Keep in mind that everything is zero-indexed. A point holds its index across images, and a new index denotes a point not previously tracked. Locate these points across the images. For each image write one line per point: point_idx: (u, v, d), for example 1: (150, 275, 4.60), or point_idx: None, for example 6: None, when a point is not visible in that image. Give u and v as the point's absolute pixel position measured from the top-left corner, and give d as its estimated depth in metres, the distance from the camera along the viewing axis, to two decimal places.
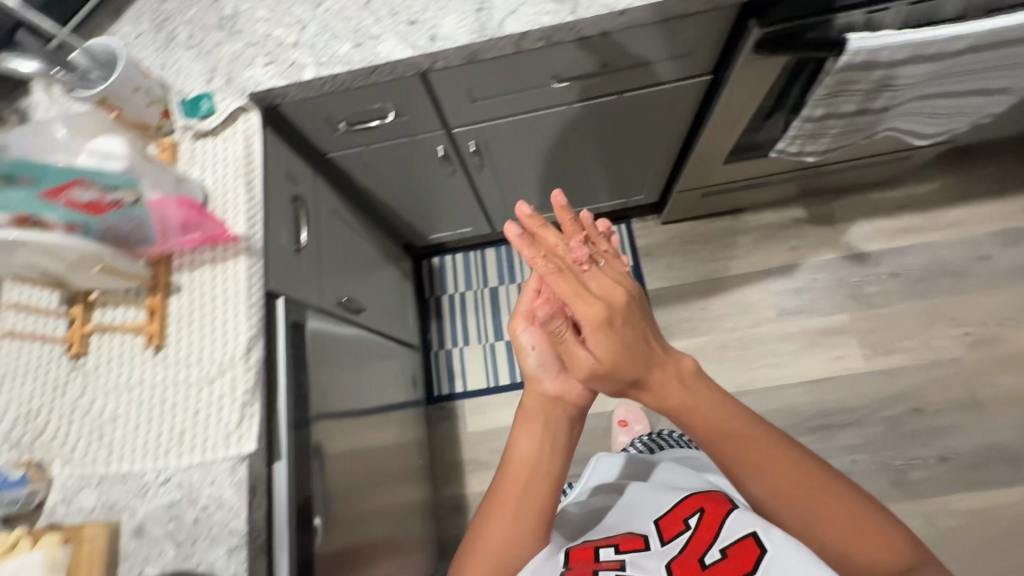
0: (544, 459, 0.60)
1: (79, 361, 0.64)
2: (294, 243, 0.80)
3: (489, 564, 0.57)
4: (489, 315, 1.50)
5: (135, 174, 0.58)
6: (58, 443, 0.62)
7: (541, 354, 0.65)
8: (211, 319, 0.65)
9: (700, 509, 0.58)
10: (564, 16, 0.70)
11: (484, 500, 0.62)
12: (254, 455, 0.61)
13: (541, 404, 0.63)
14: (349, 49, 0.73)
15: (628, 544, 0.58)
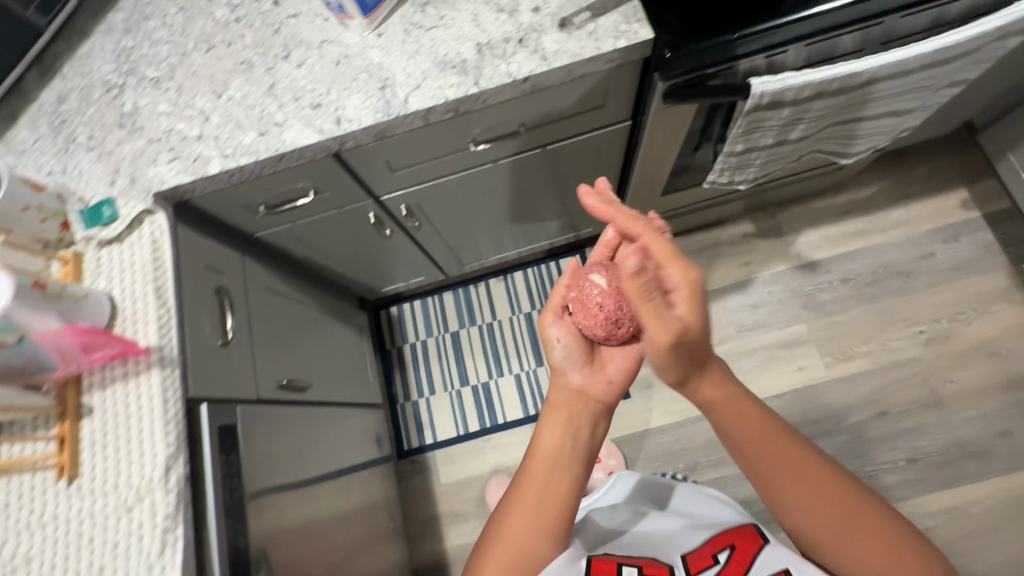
0: (565, 456, 0.61)
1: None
2: (220, 336, 0.78)
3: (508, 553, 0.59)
4: (452, 361, 1.48)
5: (16, 308, 0.54)
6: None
7: (567, 347, 0.68)
8: (129, 440, 0.62)
9: (731, 545, 0.62)
10: (467, 88, 0.69)
11: (508, 492, 0.63)
12: None
13: (565, 395, 0.65)
14: (254, 138, 0.72)
15: (653, 568, 0.61)
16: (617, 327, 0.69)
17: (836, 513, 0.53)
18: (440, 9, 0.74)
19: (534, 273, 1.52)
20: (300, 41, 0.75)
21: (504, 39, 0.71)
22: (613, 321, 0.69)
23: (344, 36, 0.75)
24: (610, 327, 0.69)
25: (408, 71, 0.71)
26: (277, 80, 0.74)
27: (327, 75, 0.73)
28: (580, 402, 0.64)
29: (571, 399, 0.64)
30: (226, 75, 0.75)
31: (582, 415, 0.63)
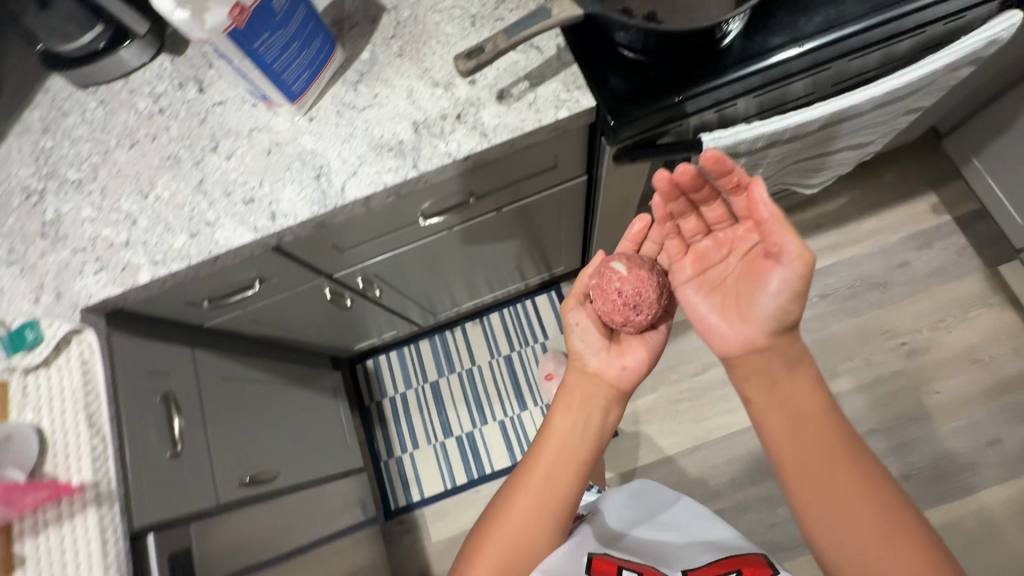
0: (576, 436, 0.67)
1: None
2: (169, 446, 0.73)
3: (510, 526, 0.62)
4: (434, 411, 1.44)
5: None
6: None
7: (584, 332, 0.75)
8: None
9: (736, 570, 0.60)
10: (406, 172, 0.66)
11: (520, 467, 0.67)
12: None
13: (580, 379, 0.72)
14: (185, 241, 0.67)
15: None
16: (634, 314, 0.71)
17: (869, 534, 0.48)
18: (372, 86, 0.70)
19: (511, 313, 1.49)
20: (228, 130, 0.71)
21: (441, 116, 0.67)
22: (630, 307, 0.71)
23: (274, 122, 0.71)
24: (628, 313, 0.71)
25: (342, 158, 0.68)
26: (206, 174, 0.70)
27: (259, 165, 0.69)
28: (591, 387, 0.70)
29: (583, 383, 0.71)
30: (152, 173, 0.71)
31: (592, 400, 0.69)
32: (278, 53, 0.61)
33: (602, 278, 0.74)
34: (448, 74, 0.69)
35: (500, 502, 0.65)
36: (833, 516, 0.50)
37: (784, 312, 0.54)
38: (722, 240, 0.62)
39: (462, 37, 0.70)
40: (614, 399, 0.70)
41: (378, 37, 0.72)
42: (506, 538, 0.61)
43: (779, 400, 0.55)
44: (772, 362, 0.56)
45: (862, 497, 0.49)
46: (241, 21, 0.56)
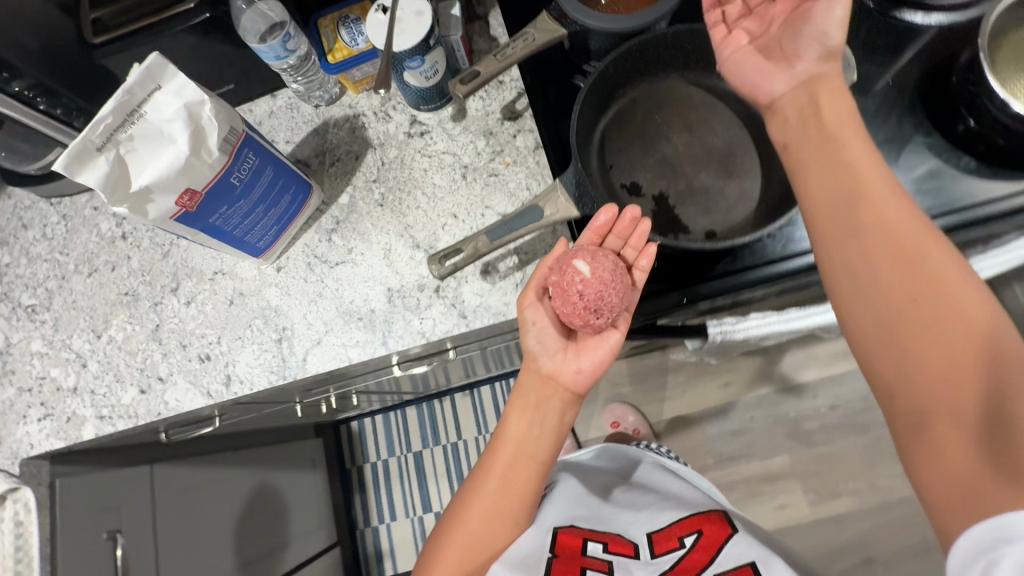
0: (532, 440, 0.59)
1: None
2: None
3: (464, 542, 0.57)
4: (416, 482, 1.40)
5: None
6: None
7: (541, 334, 0.58)
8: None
9: (697, 529, 0.59)
10: (374, 349, 0.60)
11: (472, 473, 0.61)
12: None
13: (535, 380, 0.60)
14: (134, 396, 0.63)
15: (617, 545, 0.59)
16: (596, 318, 0.57)
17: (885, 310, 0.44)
18: (347, 238, 0.63)
19: (502, 385, 1.43)
20: (190, 270, 0.66)
21: (418, 285, 0.61)
22: (594, 313, 0.56)
23: (239, 267, 0.65)
24: (589, 317, 0.57)
25: (307, 321, 0.62)
26: (163, 320, 0.64)
27: (219, 317, 0.63)
28: (547, 390, 0.60)
29: (536, 388, 0.60)
30: (108, 309, 0.66)
31: (548, 404, 0.60)
32: (239, 220, 0.55)
33: (560, 274, 0.56)
34: (431, 236, 0.62)
35: (455, 508, 0.60)
36: (860, 293, 0.46)
37: (825, 46, 0.49)
38: (763, 18, 0.55)
39: (450, 189, 0.63)
40: (571, 401, 0.60)
41: (360, 177, 0.65)
42: (464, 537, 0.57)
43: (829, 157, 0.49)
44: (811, 106, 0.50)
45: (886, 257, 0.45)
46: (192, 204, 0.49)
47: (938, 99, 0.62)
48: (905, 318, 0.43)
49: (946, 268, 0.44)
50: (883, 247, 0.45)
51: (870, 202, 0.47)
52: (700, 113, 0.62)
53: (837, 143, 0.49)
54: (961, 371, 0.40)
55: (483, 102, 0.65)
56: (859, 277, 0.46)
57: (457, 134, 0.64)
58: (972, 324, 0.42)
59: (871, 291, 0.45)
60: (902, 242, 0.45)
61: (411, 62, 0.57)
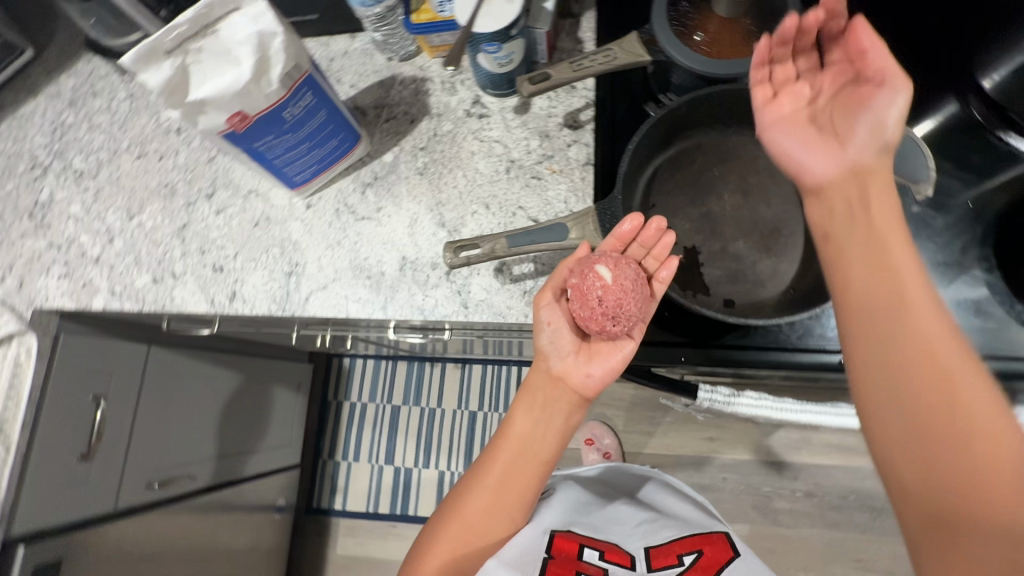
0: (537, 440, 0.62)
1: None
2: (83, 449, 0.74)
3: (470, 529, 0.60)
4: (387, 434, 1.45)
5: None
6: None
7: (554, 334, 0.59)
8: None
9: (699, 550, 0.60)
10: (373, 310, 0.61)
11: (477, 464, 0.65)
12: None
13: (543, 381, 0.62)
14: (146, 283, 0.66)
15: (614, 555, 0.61)
16: (611, 325, 0.56)
17: (908, 405, 0.44)
18: (380, 196, 0.64)
19: (494, 369, 1.45)
20: (229, 182, 0.68)
21: (432, 263, 0.61)
22: (609, 320, 0.56)
23: (273, 193, 0.67)
24: (605, 324, 0.56)
25: (319, 264, 0.63)
26: (191, 221, 0.67)
27: (241, 235, 0.66)
28: (555, 390, 0.61)
29: (546, 388, 0.62)
30: (146, 195, 0.69)
31: (555, 407, 0.62)
32: (282, 151, 0.56)
33: (581, 277, 0.56)
34: (459, 218, 0.62)
35: (455, 498, 0.63)
36: (885, 386, 0.45)
37: (881, 137, 0.47)
38: (814, 90, 0.53)
39: (490, 178, 0.63)
40: (578, 404, 0.62)
41: (409, 141, 0.66)
42: (462, 528, 0.60)
43: (870, 244, 0.47)
44: (858, 193, 0.48)
45: (917, 354, 0.44)
46: (240, 126, 0.50)
47: (1016, 236, 0.58)
48: (931, 420, 0.43)
49: (973, 372, 0.43)
50: (916, 345, 0.44)
51: (909, 295, 0.45)
52: (759, 180, 0.61)
53: (880, 231, 0.47)
54: (978, 476, 0.40)
55: (548, 102, 0.64)
56: (886, 371, 0.45)
57: (514, 126, 0.64)
58: (996, 433, 0.41)
59: (897, 386, 0.44)
60: (935, 342, 0.43)
61: (486, 46, 0.56)
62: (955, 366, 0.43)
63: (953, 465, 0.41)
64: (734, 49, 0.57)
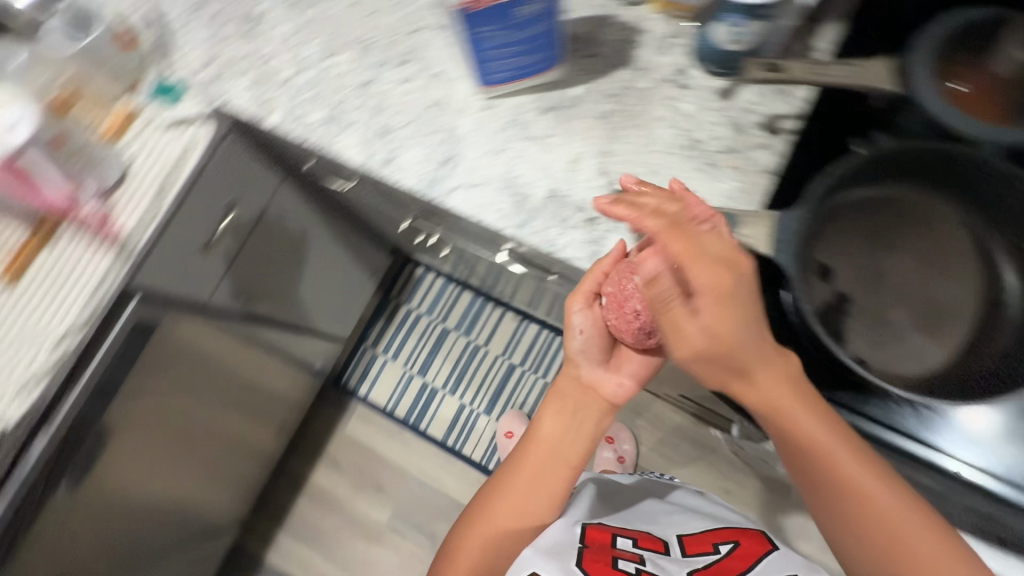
0: (566, 445, 0.68)
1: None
2: (204, 241, 0.82)
3: (506, 523, 0.68)
4: (429, 349, 1.52)
5: (28, 164, 0.63)
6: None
7: (586, 341, 0.65)
8: (96, 293, 0.70)
9: (733, 543, 0.73)
10: (507, 226, 0.62)
11: (505, 467, 0.71)
12: (14, 423, 0.67)
13: (572, 387, 0.69)
14: (317, 120, 0.70)
15: (647, 542, 0.72)
16: (646, 337, 0.59)
17: (855, 534, 0.51)
18: (554, 125, 0.65)
19: (549, 335, 1.47)
20: (421, 59, 0.70)
21: (578, 205, 0.62)
22: (643, 332, 0.58)
23: (456, 84, 0.68)
24: (639, 335, 0.58)
25: (475, 165, 0.65)
26: (374, 80, 0.70)
27: (414, 111, 0.68)
28: (585, 398, 0.68)
29: (574, 394, 0.69)
30: (344, 42, 0.73)
31: (585, 412, 0.68)
32: (497, 44, 0.58)
33: (617, 285, 0.57)
34: (621, 174, 0.62)
35: (484, 499, 0.71)
36: (834, 522, 0.53)
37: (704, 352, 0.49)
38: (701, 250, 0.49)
39: (666, 149, 0.62)
40: (607, 410, 0.69)
41: (602, 84, 0.65)
42: (491, 527, 0.68)
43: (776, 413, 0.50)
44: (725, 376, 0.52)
45: (853, 503, 0.50)
46: (479, 5, 0.54)
47: None
48: (874, 549, 0.51)
49: (898, 509, 0.50)
50: (849, 495, 0.50)
51: (823, 452, 0.49)
52: (945, 258, 0.57)
53: (781, 411, 0.49)
54: None
55: (755, 98, 0.62)
56: (823, 503, 0.52)
57: (711, 108, 0.62)
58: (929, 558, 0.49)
59: (831, 513, 0.52)
60: (866, 489, 0.50)
61: (726, 18, 0.55)
62: (881, 510, 0.50)
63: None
64: (988, 116, 0.55)
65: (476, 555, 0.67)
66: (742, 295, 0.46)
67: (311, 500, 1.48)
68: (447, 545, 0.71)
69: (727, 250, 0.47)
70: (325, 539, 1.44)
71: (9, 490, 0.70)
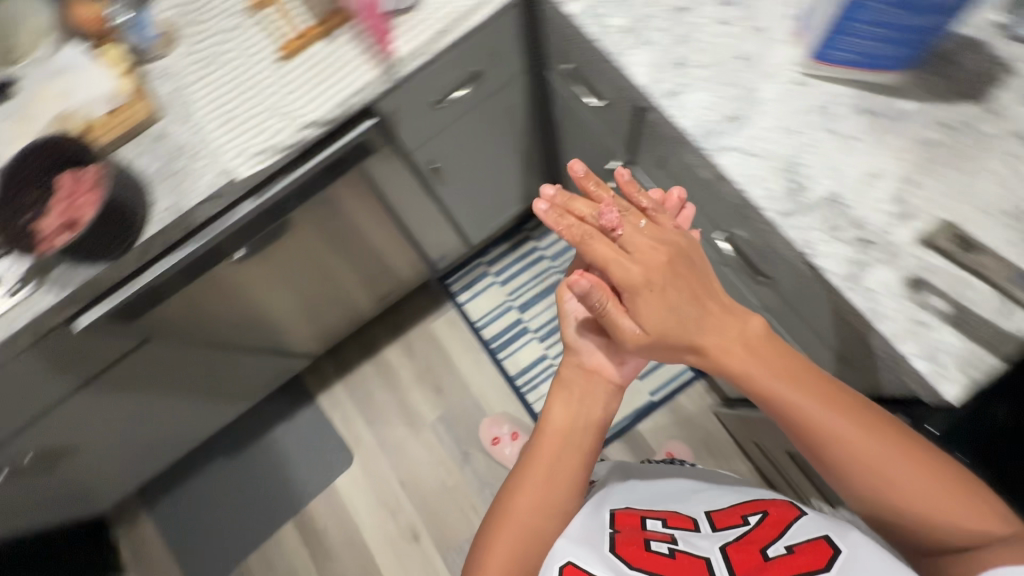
0: (577, 432, 0.72)
1: (240, 14, 0.78)
2: (441, 96, 0.84)
3: (532, 520, 0.66)
4: (537, 290, 1.53)
5: None
6: (186, 39, 0.79)
7: (580, 330, 0.77)
8: (341, 95, 0.72)
9: (763, 512, 0.67)
10: (770, 208, 0.58)
11: (520, 465, 0.71)
12: (239, 179, 0.72)
13: (575, 374, 0.76)
14: (616, 24, 0.67)
15: (676, 521, 0.68)
16: None
17: (869, 473, 0.53)
18: (865, 129, 0.59)
19: None
20: (746, 7, 0.66)
21: (856, 220, 0.56)
22: None
23: (774, 45, 0.63)
24: None
25: (761, 133, 0.60)
26: (690, 8, 0.67)
27: (718, 54, 0.64)
28: (588, 382, 0.75)
29: (580, 380, 0.75)
30: None
31: (591, 394, 0.74)
32: (876, 22, 0.53)
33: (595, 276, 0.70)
34: (919, 209, 0.55)
35: (511, 496, 0.68)
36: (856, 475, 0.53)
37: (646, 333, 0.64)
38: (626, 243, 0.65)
39: (983, 206, 0.54)
40: (612, 392, 0.76)
41: (939, 109, 0.58)
42: (521, 522, 0.65)
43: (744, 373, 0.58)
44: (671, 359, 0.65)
45: (854, 444, 0.53)
46: None
47: None
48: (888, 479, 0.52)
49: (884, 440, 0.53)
50: (846, 434, 0.53)
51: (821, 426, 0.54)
52: None
53: (753, 376, 0.57)
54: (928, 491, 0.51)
55: None
56: (834, 468, 0.55)
57: None
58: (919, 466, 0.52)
59: (850, 490, 0.54)
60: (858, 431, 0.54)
61: None
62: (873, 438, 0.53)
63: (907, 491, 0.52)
64: None
65: (510, 548, 0.64)
66: (663, 277, 0.61)
67: (374, 368, 1.56)
68: (473, 550, 0.66)
69: (639, 246, 0.63)
70: (372, 406, 1.53)
71: (207, 233, 0.77)
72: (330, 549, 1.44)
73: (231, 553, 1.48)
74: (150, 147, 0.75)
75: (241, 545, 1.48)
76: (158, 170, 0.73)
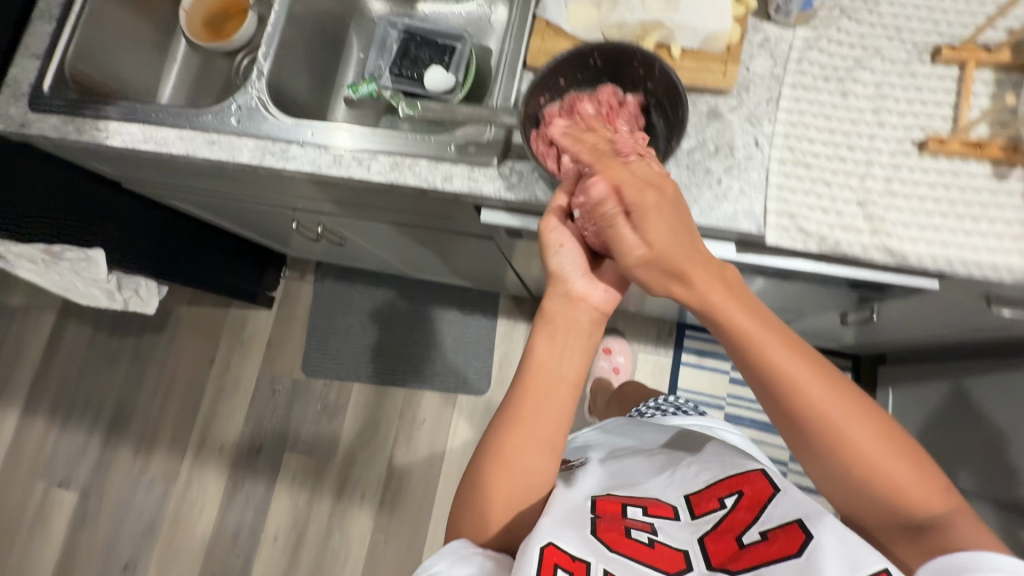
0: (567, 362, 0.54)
1: (909, 47, 0.58)
2: (1000, 302, 0.61)
3: (519, 467, 0.53)
4: (757, 417, 1.36)
5: None
6: (821, 28, 0.60)
7: (568, 256, 0.55)
8: (948, 247, 0.53)
9: (738, 489, 0.54)
10: None
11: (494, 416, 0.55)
12: (757, 236, 0.57)
13: (557, 305, 0.54)
14: None
15: (657, 509, 0.55)
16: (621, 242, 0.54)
17: (833, 442, 0.48)
18: None
19: None
20: None
21: None
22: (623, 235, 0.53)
23: None
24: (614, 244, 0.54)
25: None
26: None
27: None
28: (568, 314, 0.54)
29: (564, 313, 0.54)
30: None
31: (576, 334, 0.54)
32: None
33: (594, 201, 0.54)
34: None
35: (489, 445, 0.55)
36: (828, 454, 0.48)
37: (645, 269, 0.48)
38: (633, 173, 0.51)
39: None
40: (598, 323, 0.55)
41: None
42: (507, 474, 0.53)
43: (730, 307, 0.48)
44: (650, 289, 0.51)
45: (822, 414, 0.48)
46: None
47: None
48: (856, 453, 0.47)
49: (848, 417, 0.48)
50: (814, 406, 0.48)
51: (808, 398, 0.48)
52: None
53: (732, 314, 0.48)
54: (887, 453, 0.47)
55: None
56: (810, 449, 0.49)
57: None
58: (872, 447, 0.47)
59: (829, 476, 0.50)
60: (826, 410, 0.47)
61: None
62: (832, 409, 0.48)
63: (872, 449, 0.47)
64: None
65: (500, 507, 0.53)
66: (674, 199, 0.48)
67: None
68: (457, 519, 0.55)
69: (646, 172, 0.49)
70: None
71: None
72: (413, 438, 1.48)
73: (345, 369, 1.55)
74: (696, 121, 0.60)
75: (355, 370, 1.55)
76: (685, 152, 0.60)
